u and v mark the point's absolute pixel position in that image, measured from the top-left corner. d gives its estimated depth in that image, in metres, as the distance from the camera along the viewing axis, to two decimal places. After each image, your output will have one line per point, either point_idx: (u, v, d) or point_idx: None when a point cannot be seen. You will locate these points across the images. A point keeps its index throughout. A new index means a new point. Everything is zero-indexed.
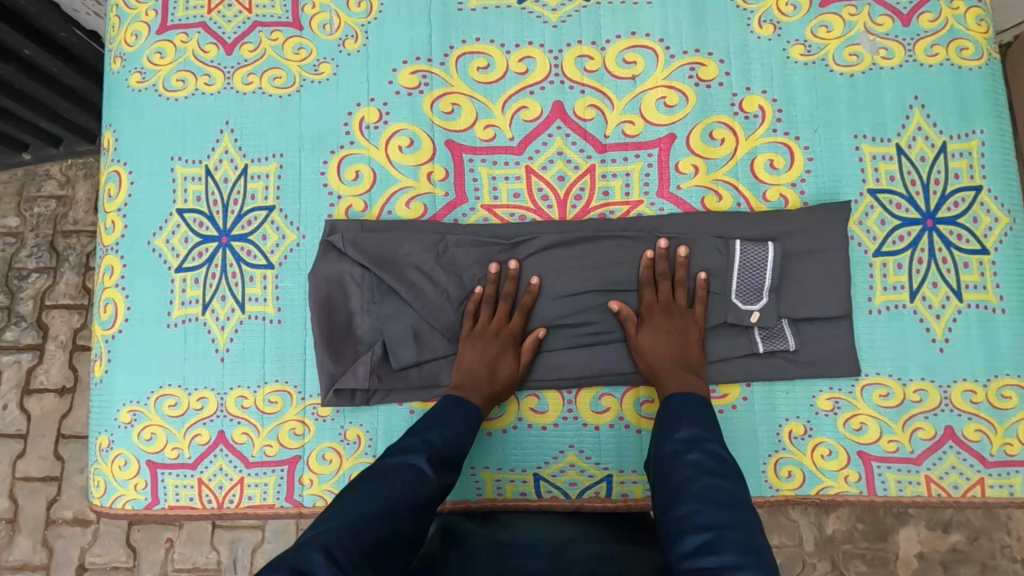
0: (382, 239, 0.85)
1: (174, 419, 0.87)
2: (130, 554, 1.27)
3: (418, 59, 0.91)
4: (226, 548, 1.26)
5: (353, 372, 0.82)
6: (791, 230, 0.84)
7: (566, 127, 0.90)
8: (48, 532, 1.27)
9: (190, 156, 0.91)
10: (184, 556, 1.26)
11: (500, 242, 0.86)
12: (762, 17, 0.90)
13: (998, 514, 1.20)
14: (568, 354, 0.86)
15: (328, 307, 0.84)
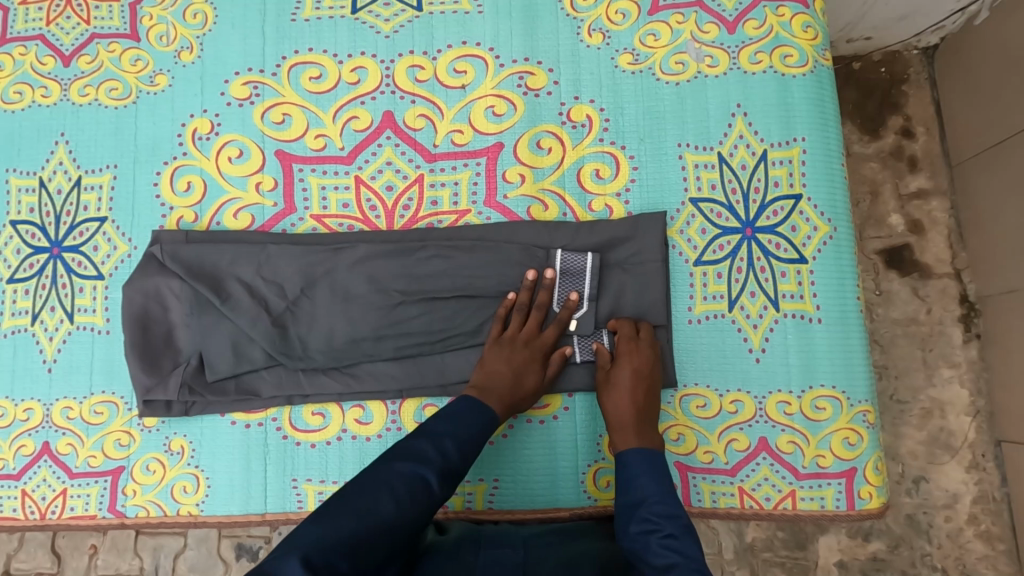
0: (202, 250, 0.85)
1: (0, 430, 0.87)
2: (53, 561, 1.37)
3: (251, 70, 0.92)
4: (148, 556, 1.36)
5: (164, 384, 0.83)
6: (608, 240, 0.84)
7: (396, 137, 0.90)
8: None
9: (25, 168, 0.92)
10: (107, 563, 1.35)
11: (321, 250, 0.86)
12: (591, 26, 0.89)
13: (919, 522, 1.17)
14: (392, 365, 0.85)
15: (145, 320, 0.84)
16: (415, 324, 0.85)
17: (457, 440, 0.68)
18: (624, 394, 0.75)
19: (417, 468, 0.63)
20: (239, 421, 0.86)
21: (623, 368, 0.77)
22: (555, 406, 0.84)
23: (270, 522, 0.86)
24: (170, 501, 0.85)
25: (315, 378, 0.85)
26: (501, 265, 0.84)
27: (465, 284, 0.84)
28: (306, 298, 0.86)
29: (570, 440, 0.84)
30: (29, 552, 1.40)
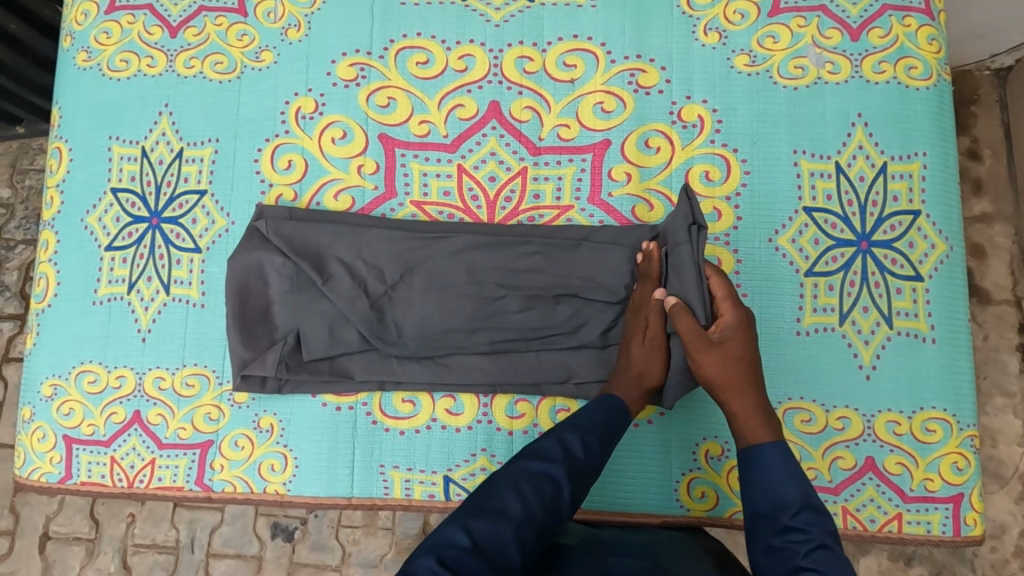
0: (304, 227, 0.84)
1: (92, 396, 0.88)
2: (91, 527, 1.51)
3: (358, 52, 0.91)
4: (184, 527, 1.50)
5: (262, 360, 0.83)
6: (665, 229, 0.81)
7: (501, 128, 0.89)
8: (17, 500, 1.54)
9: (128, 136, 0.92)
10: (144, 532, 1.49)
11: (422, 237, 0.85)
12: (707, 25, 0.88)
13: (963, 551, 1.14)
14: (485, 359, 0.84)
15: (244, 294, 0.84)
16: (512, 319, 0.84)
17: (581, 433, 0.69)
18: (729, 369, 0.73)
19: (546, 468, 0.65)
20: (329, 403, 0.86)
21: (728, 335, 0.74)
22: (649, 410, 0.83)
23: (354, 507, 0.85)
24: (258, 479, 0.85)
25: (406, 366, 0.85)
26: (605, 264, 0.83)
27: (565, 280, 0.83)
28: (405, 284, 0.85)
29: (665, 446, 0.82)
30: (67, 516, 1.52)
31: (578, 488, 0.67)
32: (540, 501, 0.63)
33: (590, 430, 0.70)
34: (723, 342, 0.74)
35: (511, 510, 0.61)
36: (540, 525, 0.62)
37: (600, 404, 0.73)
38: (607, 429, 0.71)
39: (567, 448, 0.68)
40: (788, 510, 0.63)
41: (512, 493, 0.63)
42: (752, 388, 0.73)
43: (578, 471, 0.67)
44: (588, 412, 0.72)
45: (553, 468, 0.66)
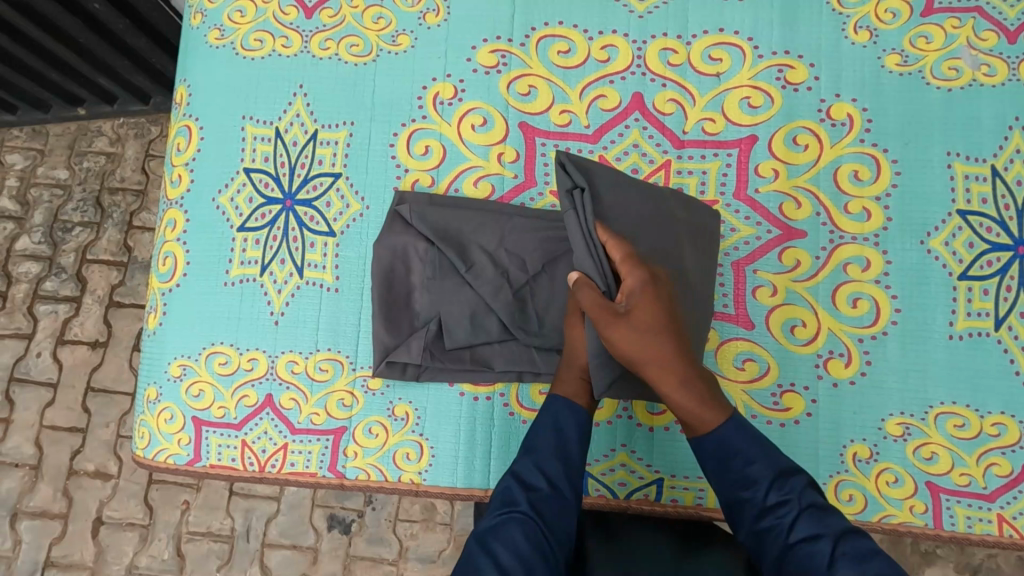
0: (447, 213, 0.84)
1: (223, 378, 0.86)
2: (146, 513, 1.64)
3: (499, 38, 0.90)
4: (240, 516, 1.62)
5: (406, 346, 0.82)
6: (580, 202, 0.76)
7: (644, 120, 0.88)
8: (69, 482, 1.67)
9: (262, 117, 0.91)
10: (199, 520, 1.63)
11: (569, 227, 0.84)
12: (858, 23, 0.87)
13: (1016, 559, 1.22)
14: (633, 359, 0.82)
15: (389, 279, 0.84)
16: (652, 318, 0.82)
17: (538, 468, 0.72)
18: (668, 342, 0.68)
19: (506, 514, 0.68)
20: (467, 393, 0.85)
21: (645, 303, 0.69)
22: (797, 411, 0.82)
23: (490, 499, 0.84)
24: (392, 468, 0.84)
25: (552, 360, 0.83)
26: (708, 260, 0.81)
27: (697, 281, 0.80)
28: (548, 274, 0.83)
29: (812, 448, 0.81)
30: (120, 500, 1.65)
31: (550, 522, 0.68)
32: (516, 549, 0.65)
33: (541, 454, 0.73)
34: (640, 310, 0.69)
35: (484, 567, 0.63)
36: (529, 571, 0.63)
37: (549, 412, 0.76)
38: (560, 450, 0.74)
39: (523, 483, 0.71)
40: (760, 486, 0.67)
41: (484, 551, 0.65)
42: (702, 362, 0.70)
43: (541, 503, 0.69)
44: (537, 437, 0.75)
45: (513, 509, 0.68)
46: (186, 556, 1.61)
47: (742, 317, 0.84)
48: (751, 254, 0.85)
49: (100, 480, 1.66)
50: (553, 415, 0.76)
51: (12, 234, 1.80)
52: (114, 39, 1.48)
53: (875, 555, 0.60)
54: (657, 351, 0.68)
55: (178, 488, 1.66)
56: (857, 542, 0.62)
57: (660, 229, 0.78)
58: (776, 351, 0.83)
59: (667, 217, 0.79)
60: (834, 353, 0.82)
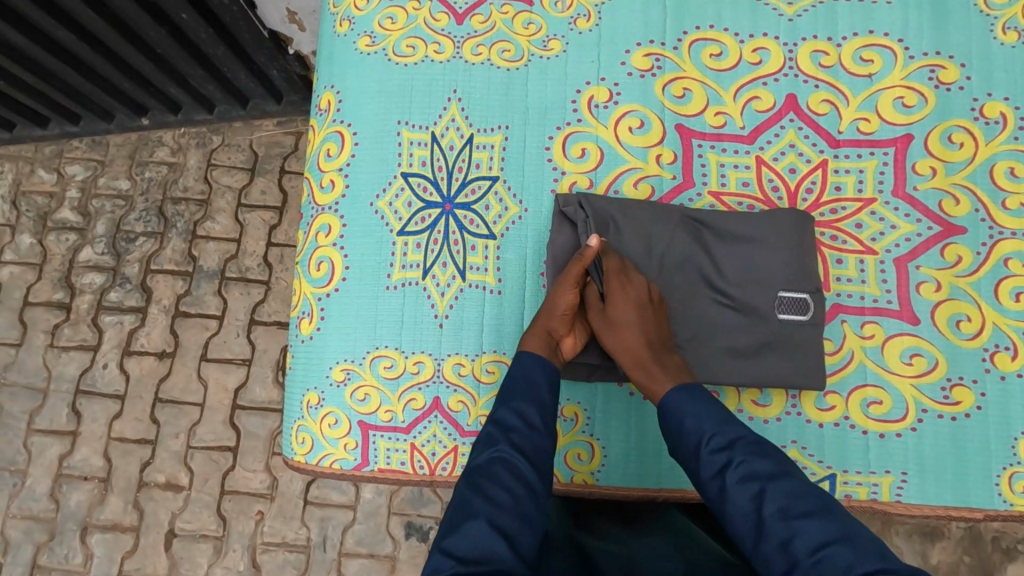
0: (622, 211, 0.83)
1: (389, 381, 0.86)
2: (219, 524, 1.62)
3: (651, 43, 0.91)
4: (315, 526, 1.61)
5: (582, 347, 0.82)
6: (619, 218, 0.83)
7: (799, 121, 0.89)
8: (140, 494, 1.65)
9: (417, 122, 0.92)
10: (275, 530, 1.61)
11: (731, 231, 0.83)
12: (1006, 25, 0.89)
13: None
14: (798, 349, 0.81)
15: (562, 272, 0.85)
16: (806, 313, 0.81)
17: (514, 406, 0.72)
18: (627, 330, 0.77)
19: (491, 454, 0.68)
20: (637, 392, 0.85)
21: (615, 300, 0.79)
22: (967, 404, 0.83)
23: (663, 497, 0.84)
24: (565, 468, 0.84)
25: (711, 359, 0.81)
26: (779, 255, 0.82)
27: (799, 273, 0.82)
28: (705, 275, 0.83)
29: (982, 440, 0.82)
30: (193, 512, 1.63)
31: (533, 455, 0.69)
32: (503, 487, 0.66)
33: (520, 399, 0.73)
34: (611, 310, 0.79)
35: (477, 507, 0.64)
36: (521, 508, 0.65)
37: (522, 367, 0.76)
38: (534, 392, 0.74)
39: (503, 424, 0.71)
40: (705, 442, 0.69)
41: (472, 493, 0.65)
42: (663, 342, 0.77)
43: (524, 442, 0.70)
44: (512, 383, 0.75)
45: (498, 449, 0.69)
46: (263, 566, 1.59)
47: (908, 313, 0.85)
48: (913, 250, 0.86)
49: (172, 492, 1.64)
50: (529, 369, 0.76)
51: (74, 245, 1.79)
52: (192, 47, 1.47)
53: (822, 510, 0.62)
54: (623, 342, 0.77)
55: (252, 498, 1.64)
56: (801, 495, 0.63)
57: (669, 238, 0.83)
58: (943, 346, 0.84)
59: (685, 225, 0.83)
60: (1000, 347, 0.84)
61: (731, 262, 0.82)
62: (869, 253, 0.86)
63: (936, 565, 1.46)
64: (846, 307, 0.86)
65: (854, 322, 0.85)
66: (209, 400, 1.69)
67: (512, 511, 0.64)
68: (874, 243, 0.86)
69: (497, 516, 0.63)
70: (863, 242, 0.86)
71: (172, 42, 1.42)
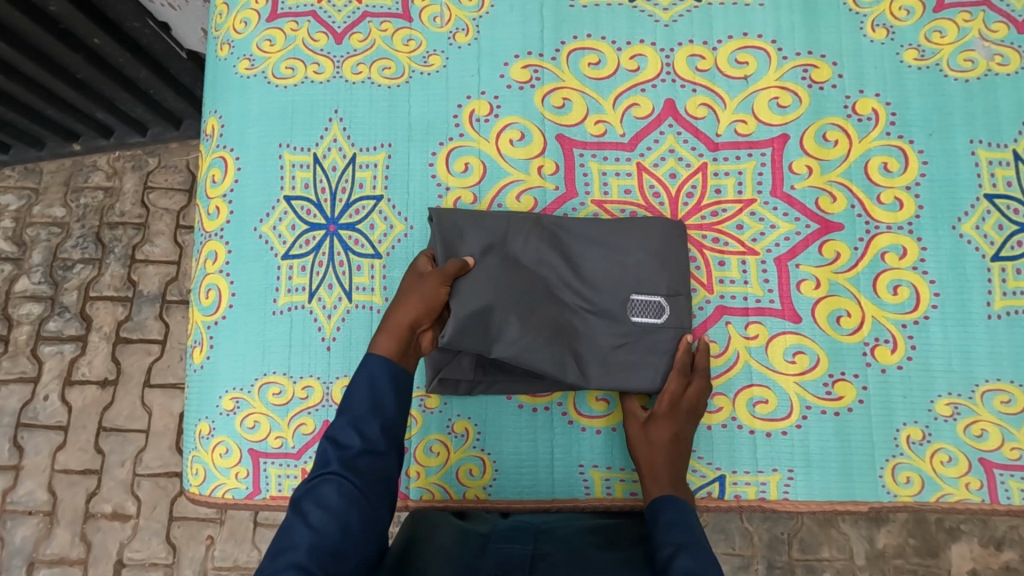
0: (480, 224, 0.83)
1: (278, 407, 0.86)
2: (169, 551, 1.60)
3: (530, 54, 0.92)
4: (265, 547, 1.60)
5: (457, 363, 0.81)
6: (475, 233, 0.83)
7: (678, 125, 0.90)
8: (87, 525, 1.62)
9: (299, 144, 0.91)
10: (225, 553, 1.60)
11: (594, 237, 0.84)
12: (875, 21, 0.90)
13: None
14: (653, 349, 0.82)
15: None
16: (661, 316, 0.82)
17: (351, 420, 0.69)
18: (662, 449, 0.78)
19: (320, 477, 0.66)
20: (526, 405, 0.85)
21: (668, 418, 0.79)
22: (850, 398, 0.84)
23: (556, 508, 0.84)
24: (456, 484, 0.84)
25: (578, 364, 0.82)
26: (634, 255, 0.83)
27: (658, 274, 0.83)
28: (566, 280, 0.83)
29: (867, 434, 0.83)
30: (142, 540, 1.61)
31: (364, 471, 0.67)
32: (328, 510, 0.64)
33: (357, 411, 0.70)
34: (654, 423, 0.79)
35: (299, 535, 0.62)
36: (343, 527, 0.63)
37: (364, 372, 0.73)
38: (374, 403, 0.71)
39: (337, 442, 0.68)
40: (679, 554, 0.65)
41: (296, 516, 0.63)
42: (672, 467, 0.77)
43: (354, 460, 0.67)
44: (350, 395, 0.71)
45: (327, 468, 0.66)
46: None
47: (790, 311, 0.86)
48: (792, 249, 0.87)
49: (120, 521, 1.61)
50: (372, 374, 0.72)
51: (10, 275, 1.75)
52: (112, 71, 1.45)
53: None
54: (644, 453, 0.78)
55: (202, 523, 1.62)
56: None
57: (526, 243, 0.83)
58: (824, 342, 0.85)
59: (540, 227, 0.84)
60: (880, 340, 0.85)
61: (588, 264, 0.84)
62: (750, 254, 0.87)
63: (882, 549, 1.46)
64: (730, 308, 0.86)
65: (738, 323, 0.86)
66: (155, 426, 1.66)
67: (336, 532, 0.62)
68: (755, 243, 0.87)
69: (318, 542, 0.61)
70: (744, 243, 0.87)
71: (91, 67, 1.40)
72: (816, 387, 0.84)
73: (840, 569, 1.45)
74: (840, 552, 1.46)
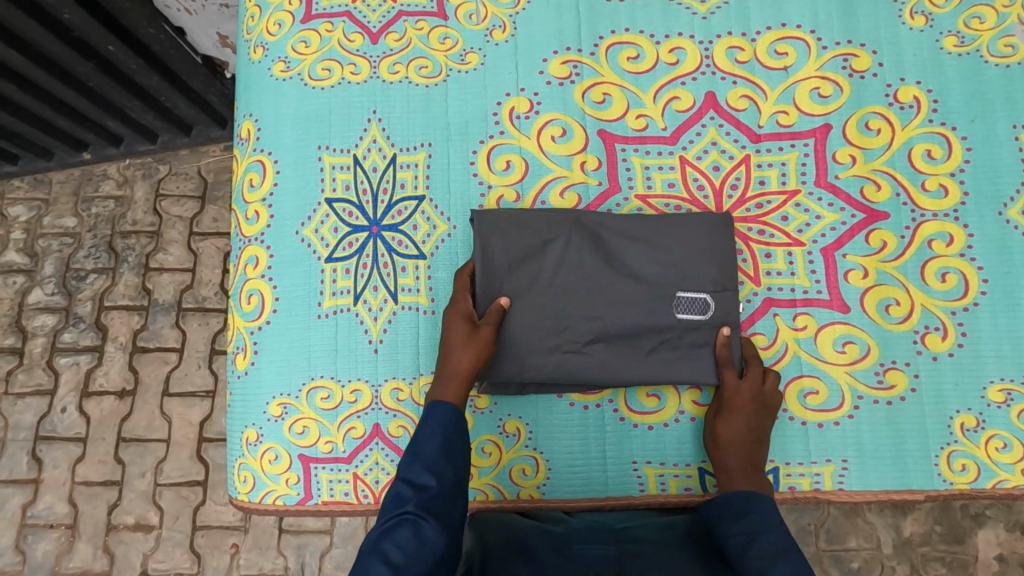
0: (519, 232, 0.82)
1: (327, 412, 0.85)
2: (193, 561, 1.59)
3: (568, 50, 0.91)
4: (292, 553, 1.58)
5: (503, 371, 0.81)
6: (514, 239, 0.82)
7: (719, 118, 0.89)
8: (110, 538, 1.60)
9: (338, 145, 0.90)
10: (250, 561, 1.58)
11: (642, 239, 0.83)
12: (913, 9, 0.90)
13: None
14: (704, 349, 0.82)
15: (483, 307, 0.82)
16: (706, 313, 0.82)
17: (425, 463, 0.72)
18: (738, 442, 0.78)
19: (398, 516, 0.67)
20: (577, 402, 0.85)
21: (734, 414, 0.79)
22: (901, 387, 0.84)
23: (612, 506, 0.84)
24: (510, 484, 0.84)
25: (620, 363, 0.82)
26: (679, 250, 0.83)
27: (700, 272, 0.82)
28: (615, 283, 0.83)
29: (919, 423, 0.83)
30: (166, 551, 1.59)
31: (440, 514, 0.69)
32: (406, 550, 0.64)
33: (429, 458, 0.72)
34: (727, 418, 0.79)
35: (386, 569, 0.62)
36: (428, 564, 0.64)
37: (435, 420, 0.75)
38: (446, 450, 0.73)
39: (413, 484, 0.70)
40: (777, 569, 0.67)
41: (375, 559, 0.63)
42: (749, 460, 0.78)
43: (430, 503, 0.69)
44: (422, 441, 0.73)
45: (406, 512, 0.67)
46: None
47: (838, 302, 0.86)
48: (839, 239, 0.86)
49: (143, 532, 1.60)
50: (441, 424, 0.75)
51: (22, 287, 1.73)
52: (125, 80, 1.43)
53: None
54: (718, 454, 0.79)
55: (226, 532, 1.61)
56: None
57: (566, 245, 0.83)
58: (874, 332, 0.85)
59: (572, 229, 0.83)
60: (929, 328, 0.84)
61: (631, 260, 0.83)
62: (796, 245, 0.87)
63: (909, 537, 1.46)
64: (778, 300, 0.86)
65: (786, 315, 0.86)
66: (175, 436, 1.64)
67: (420, 564, 0.63)
68: (801, 234, 0.87)
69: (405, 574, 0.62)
70: (790, 234, 0.87)
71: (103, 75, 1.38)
72: (868, 378, 0.84)
73: (868, 558, 1.46)
74: (866, 541, 1.46)
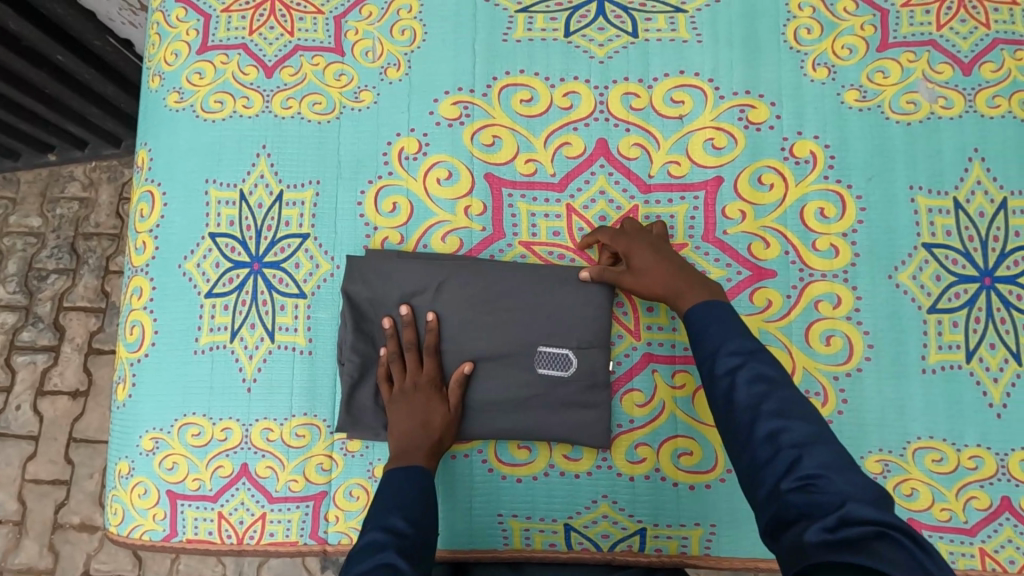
0: (387, 282, 0.83)
1: (197, 449, 0.85)
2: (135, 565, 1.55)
3: (461, 90, 0.90)
4: (232, 562, 1.55)
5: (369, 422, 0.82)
6: (384, 289, 0.83)
7: (610, 166, 0.87)
8: (56, 536, 1.55)
9: (225, 179, 0.90)
10: (190, 567, 1.55)
11: (513, 291, 0.83)
12: (816, 60, 0.87)
13: None
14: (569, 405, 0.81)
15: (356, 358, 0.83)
16: (568, 369, 0.82)
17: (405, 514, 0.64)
18: (660, 270, 0.77)
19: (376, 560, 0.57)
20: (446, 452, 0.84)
21: (635, 253, 0.79)
22: None
23: (475, 559, 0.83)
24: None
25: (484, 415, 0.82)
26: (550, 305, 0.82)
27: (567, 328, 0.82)
28: (485, 334, 0.82)
29: None
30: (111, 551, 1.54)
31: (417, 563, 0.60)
32: None
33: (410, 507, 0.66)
34: (636, 262, 0.78)
35: None
36: None
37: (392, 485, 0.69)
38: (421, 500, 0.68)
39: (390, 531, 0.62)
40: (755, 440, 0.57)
41: None
42: (681, 276, 0.75)
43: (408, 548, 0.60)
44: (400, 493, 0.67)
45: (384, 555, 0.58)
46: None
47: None
48: None
49: (87, 533, 1.55)
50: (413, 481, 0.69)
51: None
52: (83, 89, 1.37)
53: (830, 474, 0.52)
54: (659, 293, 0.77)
55: None
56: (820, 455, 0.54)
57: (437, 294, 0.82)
58: None
59: (445, 278, 0.83)
60: (811, 392, 0.82)
61: (504, 313, 0.82)
62: None
63: None
64: (657, 356, 0.84)
65: (664, 371, 0.84)
66: None
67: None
68: None
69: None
70: None
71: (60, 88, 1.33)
72: None
73: None
74: None
